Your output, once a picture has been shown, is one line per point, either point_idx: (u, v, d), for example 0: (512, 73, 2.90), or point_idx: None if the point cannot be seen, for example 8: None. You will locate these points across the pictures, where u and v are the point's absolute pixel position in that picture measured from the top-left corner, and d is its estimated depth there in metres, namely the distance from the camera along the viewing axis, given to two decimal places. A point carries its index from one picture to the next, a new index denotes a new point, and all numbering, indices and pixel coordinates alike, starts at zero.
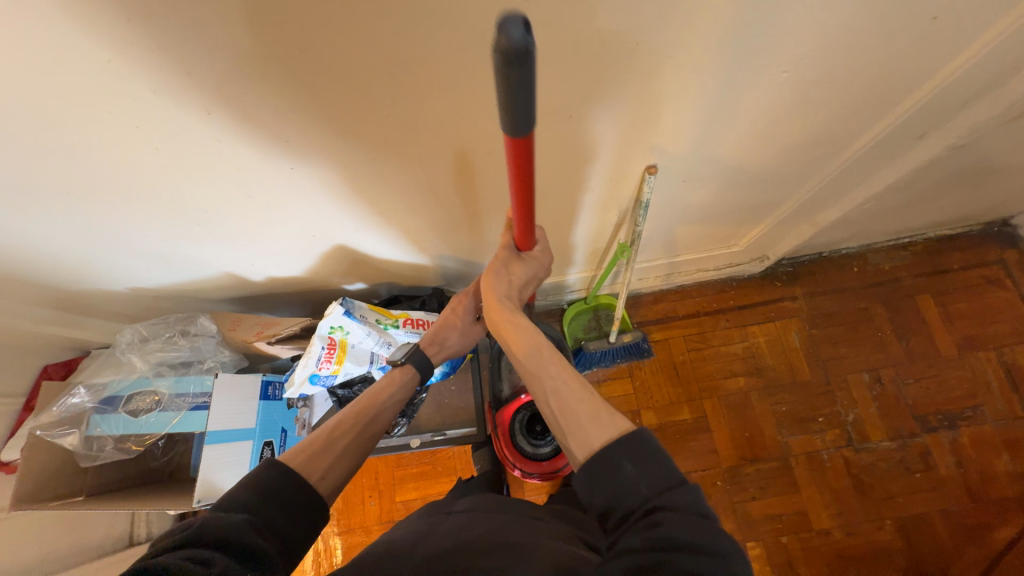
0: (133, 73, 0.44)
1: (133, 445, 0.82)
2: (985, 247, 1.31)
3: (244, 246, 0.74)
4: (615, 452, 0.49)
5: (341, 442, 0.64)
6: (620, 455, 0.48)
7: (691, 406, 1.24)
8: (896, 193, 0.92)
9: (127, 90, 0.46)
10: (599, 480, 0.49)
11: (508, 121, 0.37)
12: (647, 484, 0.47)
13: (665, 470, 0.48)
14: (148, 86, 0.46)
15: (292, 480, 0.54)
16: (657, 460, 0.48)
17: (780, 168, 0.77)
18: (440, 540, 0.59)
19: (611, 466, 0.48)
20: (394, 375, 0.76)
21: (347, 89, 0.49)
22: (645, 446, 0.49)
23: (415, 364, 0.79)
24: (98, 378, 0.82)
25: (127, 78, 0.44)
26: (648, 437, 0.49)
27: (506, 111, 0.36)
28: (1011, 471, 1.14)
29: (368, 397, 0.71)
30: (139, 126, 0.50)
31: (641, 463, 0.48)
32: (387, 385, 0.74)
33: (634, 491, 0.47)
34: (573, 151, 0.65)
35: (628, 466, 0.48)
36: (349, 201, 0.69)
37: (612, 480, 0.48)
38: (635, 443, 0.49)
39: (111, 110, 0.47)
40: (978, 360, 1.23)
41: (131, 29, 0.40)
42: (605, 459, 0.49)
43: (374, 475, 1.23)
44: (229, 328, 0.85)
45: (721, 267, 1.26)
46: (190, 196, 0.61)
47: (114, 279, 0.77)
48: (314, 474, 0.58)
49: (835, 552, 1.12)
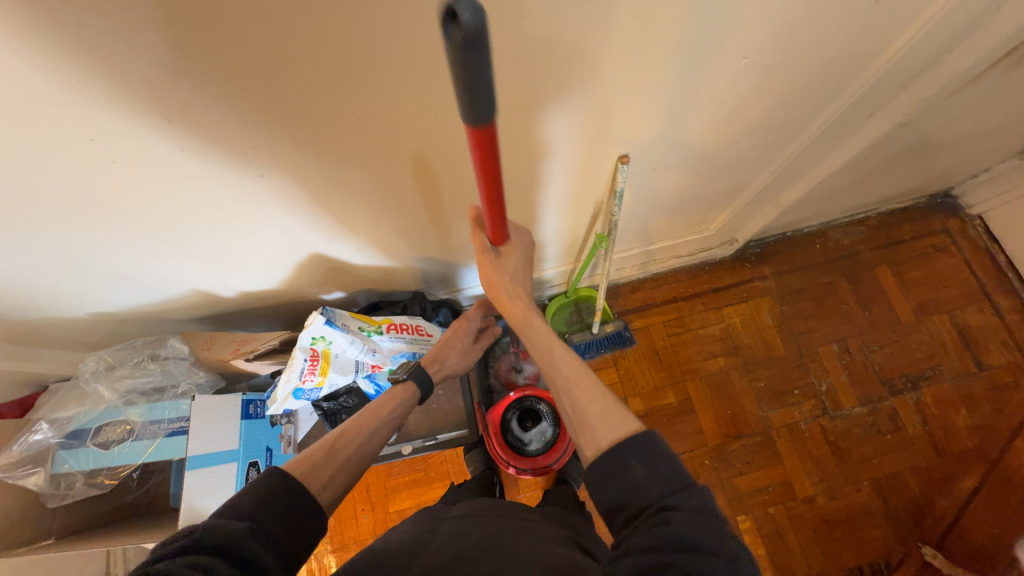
0: (83, 83, 0.41)
1: (106, 479, 0.77)
2: (931, 217, 1.40)
3: (215, 260, 0.71)
4: (626, 451, 0.51)
5: (343, 455, 0.62)
6: (630, 455, 0.50)
7: (675, 389, 1.28)
8: (850, 171, 0.97)
9: (78, 101, 0.43)
10: (609, 478, 0.51)
11: (468, 109, 0.35)
12: (656, 485, 0.48)
13: (674, 471, 0.49)
14: (101, 96, 0.43)
15: (294, 490, 0.52)
16: (668, 460, 0.50)
17: (745, 153, 0.80)
18: (439, 547, 0.58)
19: (620, 464, 0.50)
20: (396, 391, 0.75)
21: (314, 93, 0.48)
22: (653, 445, 0.50)
23: (417, 382, 0.77)
24: (61, 412, 0.76)
25: (75, 88, 0.42)
26: (656, 439, 0.51)
27: (466, 97, 0.34)
28: (971, 424, 1.22)
29: (369, 409, 0.71)
30: (94, 139, 0.47)
31: (648, 462, 0.50)
32: (389, 399, 0.73)
33: (644, 492, 0.48)
34: (547, 144, 0.65)
35: (635, 466, 0.50)
36: (322, 207, 0.67)
37: (621, 479, 0.50)
38: (644, 443, 0.50)
39: (58, 122, 0.44)
40: (933, 323, 1.31)
41: (79, 33, 0.37)
42: (615, 459, 0.51)
43: (365, 487, 1.21)
44: (202, 348, 0.81)
45: (694, 253, 1.30)
46: (154, 211, 0.59)
47: (71, 305, 0.72)
48: (318, 483, 0.57)
49: (820, 517, 1.17)
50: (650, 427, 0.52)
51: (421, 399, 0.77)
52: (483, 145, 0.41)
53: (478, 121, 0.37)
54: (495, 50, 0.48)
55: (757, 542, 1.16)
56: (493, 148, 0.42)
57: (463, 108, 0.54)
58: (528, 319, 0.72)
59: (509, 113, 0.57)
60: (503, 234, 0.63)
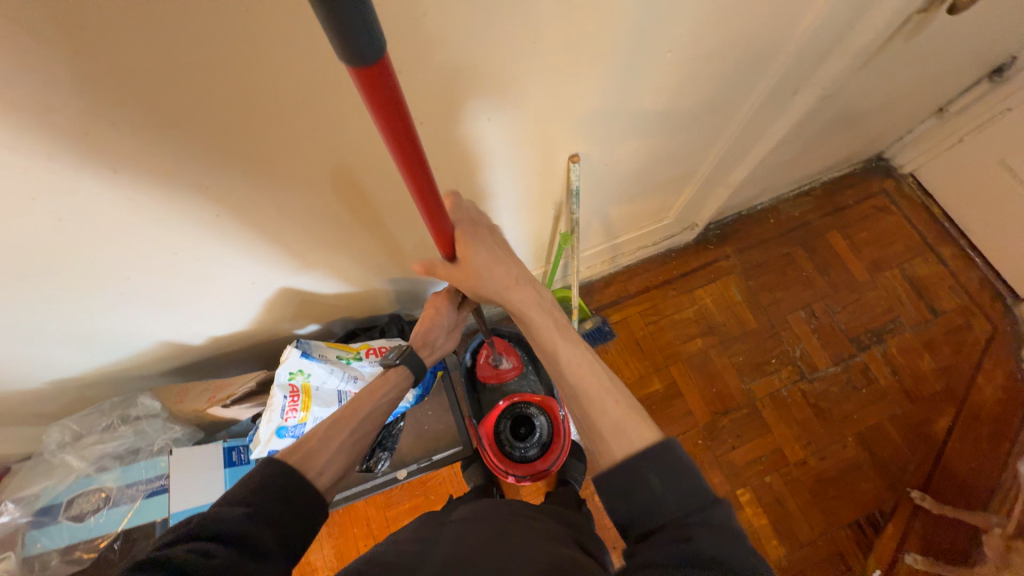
0: (19, 140, 0.40)
1: (84, 552, 0.70)
2: (869, 180, 1.50)
3: (179, 307, 0.69)
4: (644, 465, 0.51)
5: (338, 438, 0.62)
6: (651, 470, 0.51)
7: (660, 375, 1.31)
8: (787, 146, 1.04)
9: (16, 159, 0.42)
10: (626, 491, 0.51)
11: (342, 49, 0.27)
12: (677, 502, 0.48)
13: (694, 489, 0.49)
14: (41, 152, 0.42)
15: (292, 477, 0.52)
16: (688, 478, 0.50)
17: (689, 139, 0.84)
18: (442, 553, 0.58)
19: (639, 479, 0.51)
20: (388, 375, 0.73)
21: (260, 126, 0.48)
22: (674, 458, 0.51)
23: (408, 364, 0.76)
24: (27, 489, 0.72)
25: (11, 146, 0.41)
26: (676, 450, 0.52)
27: (338, 32, 0.26)
28: (936, 367, 1.30)
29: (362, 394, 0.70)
30: (36, 196, 0.46)
31: (668, 477, 0.50)
32: (380, 384, 0.72)
33: (664, 508, 0.48)
34: (499, 150, 0.67)
35: (654, 480, 0.50)
36: (286, 240, 0.67)
37: (639, 495, 0.50)
38: (664, 456, 0.51)
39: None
40: (887, 279, 1.39)
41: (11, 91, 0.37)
42: (634, 471, 0.51)
43: (366, 522, 1.17)
44: (174, 401, 0.78)
45: (659, 241, 1.34)
46: (109, 264, 0.57)
47: (29, 375, 0.68)
48: (314, 470, 0.56)
49: (814, 478, 1.21)
50: (670, 437, 0.53)
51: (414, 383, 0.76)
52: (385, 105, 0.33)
53: (361, 55, 0.28)
54: (433, 67, 0.49)
55: (759, 512, 1.19)
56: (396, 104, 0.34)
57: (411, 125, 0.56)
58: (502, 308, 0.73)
59: (457, 124, 0.59)
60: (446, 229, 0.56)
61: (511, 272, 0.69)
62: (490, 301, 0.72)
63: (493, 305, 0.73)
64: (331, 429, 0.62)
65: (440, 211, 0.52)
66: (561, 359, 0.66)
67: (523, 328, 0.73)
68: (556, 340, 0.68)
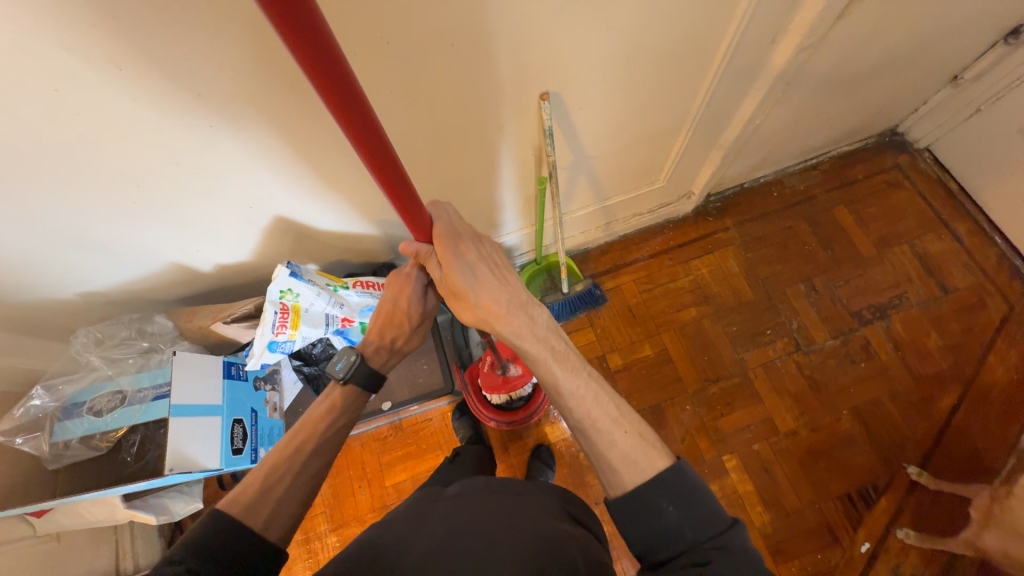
0: (38, 32, 0.46)
1: (101, 442, 0.81)
2: (882, 155, 1.45)
3: (185, 226, 0.78)
4: (658, 494, 0.56)
5: (278, 486, 0.65)
6: (664, 498, 0.56)
7: (651, 342, 1.32)
8: (777, 107, 1.04)
9: (33, 55, 0.48)
10: (640, 520, 0.56)
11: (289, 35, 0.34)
12: (693, 529, 0.54)
13: (708, 514, 0.54)
14: (60, 44, 0.48)
15: (230, 537, 0.56)
16: (698, 503, 0.55)
17: (666, 85, 0.86)
18: (438, 526, 0.59)
19: (654, 506, 0.56)
20: (333, 394, 0.76)
21: (238, 37, 0.52)
22: (686, 484, 0.57)
23: (359, 380, 0.78)
24: (56, 379, 0.83)
25: (33, 38, 0.47)
26: (685, 475, 0.57)
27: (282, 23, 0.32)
28: (942, 345, 1.25)
29: (309, 422, 0.73)
30: (58, 90, 0.52)
31: (681, 503, 0.55)
32: (325, 412, 0.74)
33: (682, 535, 0.54)
34: (468, 84, 0.70)
35: (669, 508, 0.55)
36: (285, 170, 0.74)
37: (656, 523, 0.55)
38: (676, 481, 0.57)
39: (22, 75, 0.49)
40: (895, 255, 1.35)
41: None
42: (649, 500, 0.56)
43: (360, 465, 1.24)
44: (185, 320, 0.88)
45: (655, 209, 1.34)
46: (122, 174, 0.65)
47: (63, 283, 0.79)
48: (258, 523, 0.60)
49: (805, 449, 1.19)
50: (680, 462, 0.59)
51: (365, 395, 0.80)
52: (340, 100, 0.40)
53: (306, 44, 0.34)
54: None
55: (745, 479, 1.18)
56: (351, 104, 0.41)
57: (378, 46, 0.59)
58: (485, 318, 0.72)
59: (424, 50, 0.62)
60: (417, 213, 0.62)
61: (501, 298, 0.71)
62: (460, 290, 0.71)
63: (466, 294, 0.71)
64: (273, 476, 0.65)
65: (384, 154, 0.49)
66: (565, 389, 0.67)
67: (507, 326, 0.70)
68: (555, 371, 0.69)
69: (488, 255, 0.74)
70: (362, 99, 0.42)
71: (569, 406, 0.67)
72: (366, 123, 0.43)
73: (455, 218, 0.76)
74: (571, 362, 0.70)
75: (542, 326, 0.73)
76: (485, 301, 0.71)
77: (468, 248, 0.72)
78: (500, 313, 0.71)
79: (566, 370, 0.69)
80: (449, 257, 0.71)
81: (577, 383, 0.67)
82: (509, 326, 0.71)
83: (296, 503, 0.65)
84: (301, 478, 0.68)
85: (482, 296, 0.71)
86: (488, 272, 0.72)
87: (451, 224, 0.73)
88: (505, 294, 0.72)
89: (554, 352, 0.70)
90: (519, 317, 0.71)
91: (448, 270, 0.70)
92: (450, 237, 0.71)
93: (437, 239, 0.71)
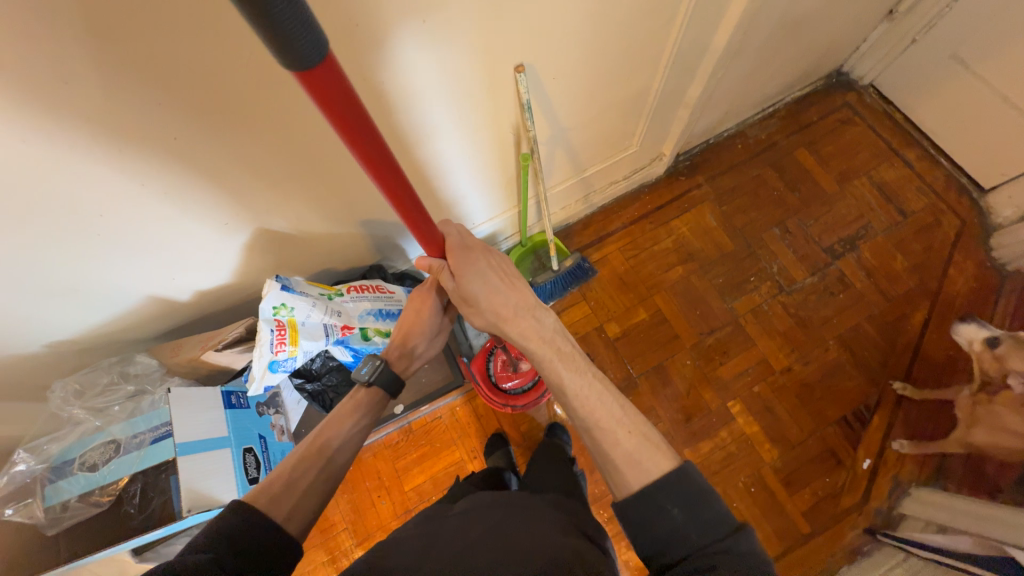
0: None
1: (100, 496, 0.74)
2: (832, 95, 1.52)
3: (158, 251, 0.73)
4: (663, 496, 0.57)
5: (301, 480, 0.65)
6: (669, 500, 0.56)
7: (645, 305, 1.34)
8: (735, 59, 1.06)
9: None
10: (647, 522, 0.56)
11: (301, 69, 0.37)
12: (698, 533, 0.54)
13: (714, 518, 0.54)
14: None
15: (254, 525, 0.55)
16: (703, 507, 0.55)
17: (635, 48, 0.86)
18: (443, 550, 0.56)
19: (660, 507, 0.56)
20: (359, 396, 0.76)
21: (195, 28, 0.49)
22: (692, 487, 0.57)
23: (382, 383, 0.78)
24: (40, 441, 0.76)
25: None
26: (689, 477, 0.57)
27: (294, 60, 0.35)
28: (909, 266, 1.33)
29: (336, 419, 0.73)
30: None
31: (687, 507, 0.56)
32: (351, 409, 0.75)
33: (686, 539, 0.54)
34: (442, 63, 0.68)
35: (675, 510, 0.56)
36: (254, 174, 0.70)
37: (661, 524, 0.55)
38: (681, 483, 0.57)
39: None
40: (856, 188, 1.42)
41: None
42: (654, 502, 0.57)
43: (377, 475, 1.22)
44: (171, 355, 0.82)
45: (630, 175, 1.35)
46: (79, 202, 0.60)
47: (27, 335, 0.73)
48: (280, 515, 0.60)
49: (799, 382, 1.26)
50: (684, 465, 0.59)
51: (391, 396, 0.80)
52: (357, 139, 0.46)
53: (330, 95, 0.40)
54: None
55: (750, 421, 1.23)
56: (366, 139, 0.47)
57: (346, 30, 0.56)
58: (495, 322, 0.77)
59: (395, 30, 0.59)
60: (427, 230, 0.69)
61: (509, 302, 0.76)
62: (472, 296, 0.77)
63: (476, 300, 0.76)
64: (295, 471, 0.65)
65: (386, 162, 0.51)
66: (569, 390, 0.70)
67: (514, 328, 0.75)
68: (560, 371, 0.72)
69: (497, 264, 0.79)
70: (361, 112, 0.44)
71: (574, 408, 0.69)
72: (381, 156, 0.50)
73: (465, 233, 0.82)
74: (577, 363, 0.73)
75: (549, 328, 0.77)
76: (495, 306, 0.76)
77: (479, 257, 0.78)
78: (507, 317, 0.76)
79: (571, 372, 0.72)
80: (463, 266, 0.77)
81: (581, 384, 0.70)
82: (517, 328, 0.76)
83: (313, 496, 0.65)
84: (311, 493, 0.65)
85: (492, 301, 0.76)
86: (497, 278, 0.77)
87: (461, 240, 0.79)
88: (512, 298, 0.76)
89: (558, 353, 0.74)
90: (526, 320, 0.76)
91: (461, 277, 0.77)
92: (460, 250, 0.78)
93: (449, 252, 0.78)
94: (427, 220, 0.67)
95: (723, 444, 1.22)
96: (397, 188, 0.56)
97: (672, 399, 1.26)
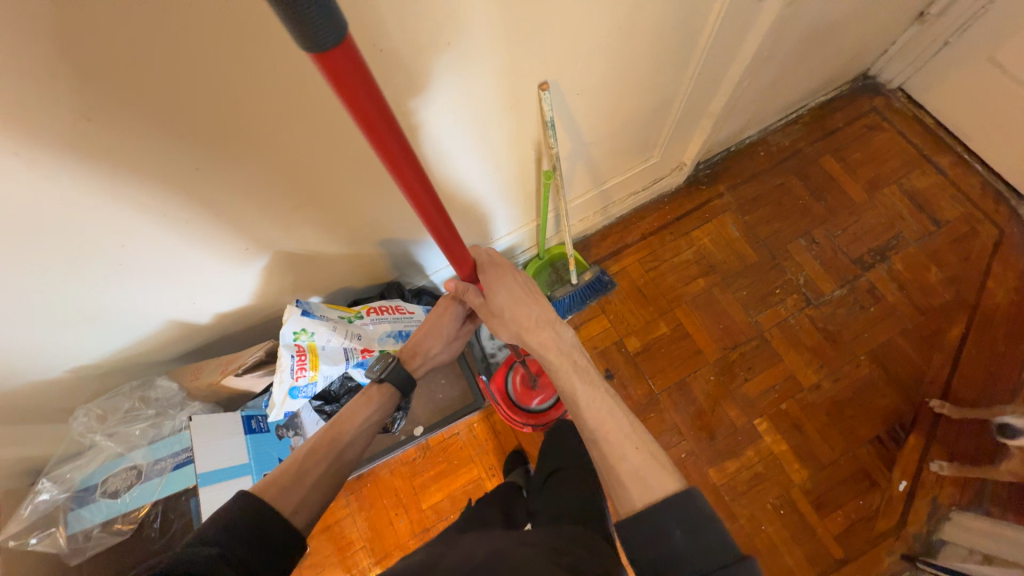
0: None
1: (123, 523, 0.74)
2: (858, 100, 1.47)
3: (179, 279, 0.73)
4: (665, 518, 0.53)
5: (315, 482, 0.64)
6: (670, 521, 0.53)
7: (666, 319, 1.31)
8: (761, 69, 1.03)
9: None
10: (647, 542, 0.53)
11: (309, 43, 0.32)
12: (698, 557, 0.49)
13: (716, 544, 0.50)
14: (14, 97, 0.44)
15: (263, 516, 0.54)
16: (707, 533, 0.51)
17: (660, 61, 0.83)
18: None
19: (662, 531, 0.52)
20: (371, 392, 0.75)
21: (219, 58, 0.49)
22: (696, 508, 0.53)
23: (394, 381, 0.76)
24: (62, 470, 0.77)
25: None
26: (694, 503, 0.53)
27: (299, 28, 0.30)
28: (944, 278, 1.28)
29: (345, 416, 0.71)
30: (18, 151, 0.48)
31: (689, 530, 0.52)
32: (360, 403, 0.73)
33: (683, 562, 0.49)
34: (467, 86, 0.67)
35: (676, 532, 0.52)
36: (271, 198, 0.69)
37: (659, 545, 0.52)
38: (682, 507, 0.53)
39: None
40: (886, 197, 1.37)
41: None
42: (654, 523, 0.53)
43: (394, 493, 1.20)
44: (191, 379, 0.82)
45: (650, 185, 1.32)
46: (100, 233, 0.60)
47: (51, 362, 0.73)
48: (291, 512, 0.58)
49: (829, 400, 1.21)
50: (688, 486, 0.55)
51: (401, 398, 0.77)
52: (391, 156, 0.46)
53: (365, 108, 0.39)
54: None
55: (778, 439, 1.19)
56: (397, 153, 0.45)
57: (371, 55, 0.55)
58: (516, 332, 0.76)
59: (420, 56, 0.58)
60: (459, 252, 0.67)
61: (532, 312, 0.75)
62: (496, 304, 0.75)
63: (500, 309, 0.76)
64: (308, 462, 0.64)
65: (417, 176, 0.49)
66: (588, 412, 0.67)
67: (536, 337, 0.74)
68: (574, 383, 0.70)
69: (525, 278, 0.78)
70: (390, 116, 0.41)
71: (584, 414, 0.67)
72: (414, 173, 0.49)
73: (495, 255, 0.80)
74: (591, 374, 0.72)
75: (568, 341, 0.76)
76: (517, 315, 0.75)
77: (507, 270, 0.77)
78: (529, 326, 0.75)
79: (585, 381, 0.70)
80: (490, 280, 0.76)
81: (595, 396, 0.68)
82: (538, 337, 0.74)
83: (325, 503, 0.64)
84: (321, 499, 0.63)
85: (515, 311, 0.75)
86: (521, 289, 0.76)
87: (490, 258, 0.78)
88: (533, 309, 0.75)
89: (576, 364, 0.73)
90: (546, 330, 0.75)
91: (488, 290, 0.76)
92: (488, 266, 0.77)
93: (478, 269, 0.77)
94: (458, 241, 0.65)
95: (750, 465, 1.17)
96: (427, 203, 0.54)
97: (695, 418, 1.22)
